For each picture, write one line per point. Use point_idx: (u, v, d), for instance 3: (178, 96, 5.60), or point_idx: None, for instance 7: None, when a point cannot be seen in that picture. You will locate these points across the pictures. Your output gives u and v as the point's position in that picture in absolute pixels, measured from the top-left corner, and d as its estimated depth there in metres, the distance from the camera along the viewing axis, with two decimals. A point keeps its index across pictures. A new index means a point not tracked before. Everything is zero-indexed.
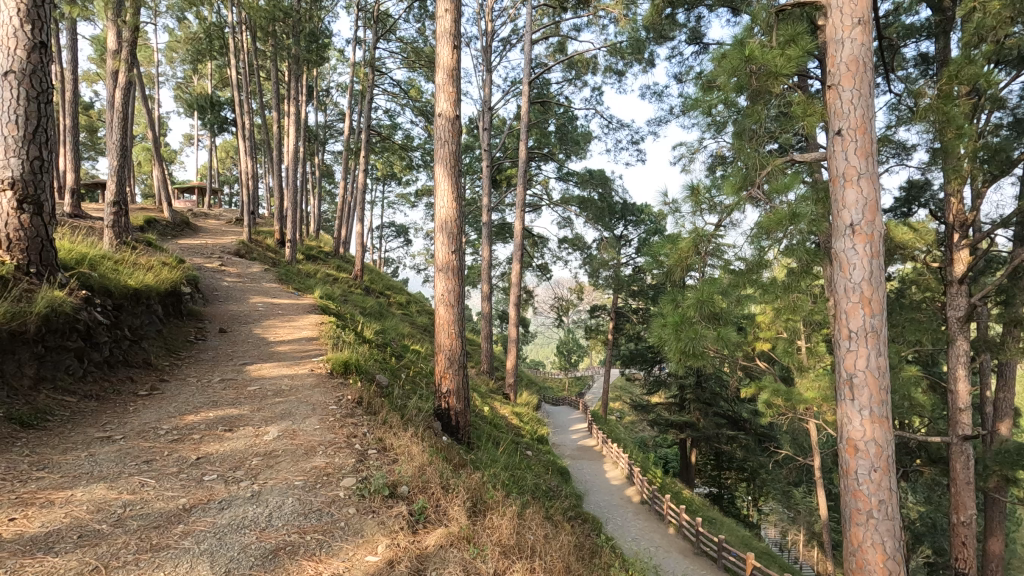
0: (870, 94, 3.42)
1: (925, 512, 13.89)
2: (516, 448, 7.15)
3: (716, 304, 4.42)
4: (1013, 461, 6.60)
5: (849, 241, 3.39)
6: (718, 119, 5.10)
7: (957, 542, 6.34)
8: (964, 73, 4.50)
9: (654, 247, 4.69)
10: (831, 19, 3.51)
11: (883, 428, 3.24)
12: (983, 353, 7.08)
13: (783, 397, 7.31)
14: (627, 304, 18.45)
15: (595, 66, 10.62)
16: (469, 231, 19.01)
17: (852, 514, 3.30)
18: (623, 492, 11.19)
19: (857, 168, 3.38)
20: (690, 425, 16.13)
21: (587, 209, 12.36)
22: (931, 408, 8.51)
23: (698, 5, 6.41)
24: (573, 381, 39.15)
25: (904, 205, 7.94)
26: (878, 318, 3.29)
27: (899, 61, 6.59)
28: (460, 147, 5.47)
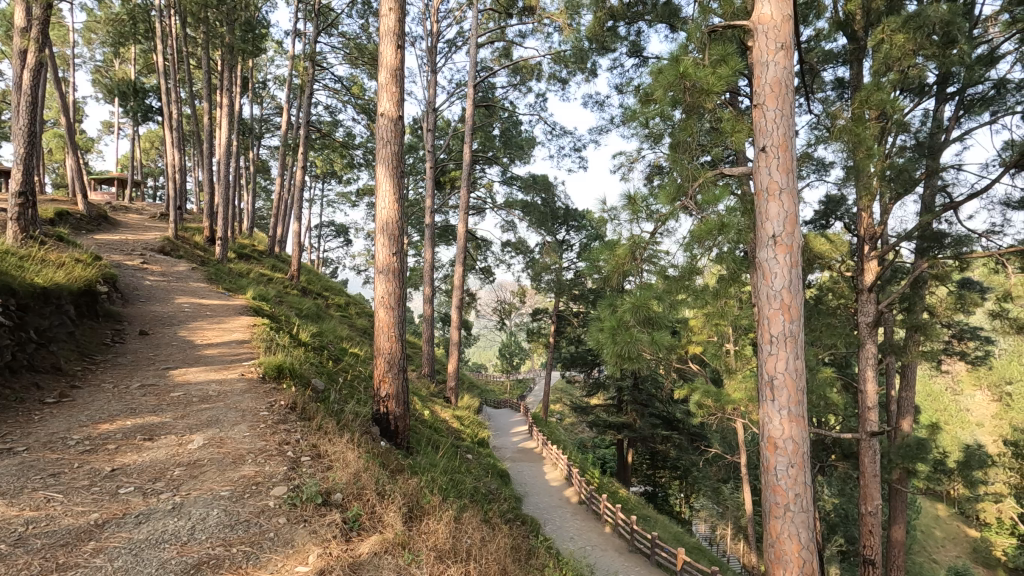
0: (791, 115, 3.68)
1: (839, 504, 14.94)
2: (456, 452, 7.10)
3: (650, 309, 4.58)
4: (913, 454, 7.24)
5: (771, 251, 3.61)
6: (655, 130, 5.32)
7: (865, 531, 6.86)
8: (874, 98, 4.93)
9: (594, 253, 4.81)
10: (757, 43, 3.75)
11: (799, 427, 3.47)
12: (889, 356, 7.70)
13: (712, 398, 7.65)
14: (568, 308, 18.78)
15: (539, 73, 10.75)
16: (412, 232, 18.75)
17: (771, 508, 3.50)
18: (562, 493, 11.35)
19: (778, 183, 3.62)
20: (627, 425, 16.61)
21: (530, 214, 12.48)
22: (844, 407, 9.18)
23: (638, 19, 6.64)
24: (514, 384, 39.24)
25: (822, 218, 8.52)
26: (796, 324, 3.53)
27: (818, 84, 7.11)
28: (403, 148, 5.42)
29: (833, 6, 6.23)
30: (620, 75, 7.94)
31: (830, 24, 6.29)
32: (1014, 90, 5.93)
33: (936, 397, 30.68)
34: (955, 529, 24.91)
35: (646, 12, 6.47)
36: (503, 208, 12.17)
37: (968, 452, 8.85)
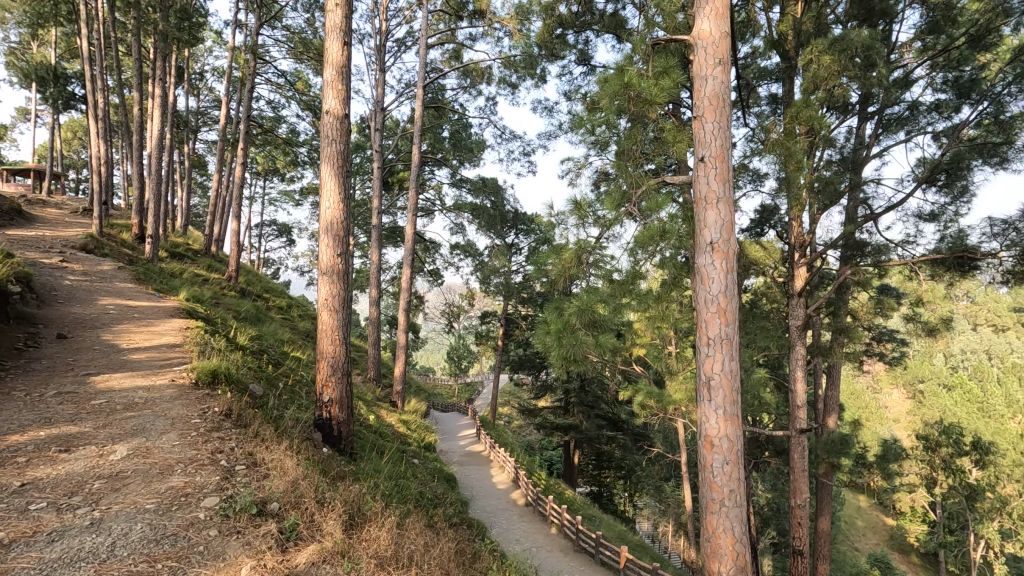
0: (728, 127, 3.86)
1: (771, 498, 15.68)
2: (402, 457, 6.99)
3: (595, 312, 4.66)
4: (837, 449, 7.71)
5: (709, 257, 3.76)
6: (602, 138, 5.44)
7: (794, 523, 7.24)
8: (803, 114, 5.27)
9: (541, 257, 4.87)
10: (697, 58, 3.92)
11: (734, 425, 3.62)
12: (817, 357, 8.18)
13: (654, 399, 7.88)
14: (516, 310, 18.86)
15: (489, 77, 10.77)
16: (358, 233, 18.33)
17: (708, 503, 3.63)
18: (509, 496, 11.38)
19: (716, 193, 3.78)
20: (574, 427, 16.84)
21: (478, 216, 12.46)
22: (777, 405, 9.67)
23: (586, 29, 6.79)
24: (463, 387, 39.01)
25: (757, 227, 8.95)
26: (732, 327, 3.69)
27: (754, 99, 7.49)
28: (349, 147, 5.31)
29: (767, 26, 6.58)
30: (569, 82, 8.08)
31: (765, 42, 6.63)
32: (926, 111, 6.45)
33: (858, 395, 32.78)
34: (875, 519, 26.68)
35: (593, 22, 6.62)
36: (451, 210, 12.09)
37: (886, 447, 9.50)
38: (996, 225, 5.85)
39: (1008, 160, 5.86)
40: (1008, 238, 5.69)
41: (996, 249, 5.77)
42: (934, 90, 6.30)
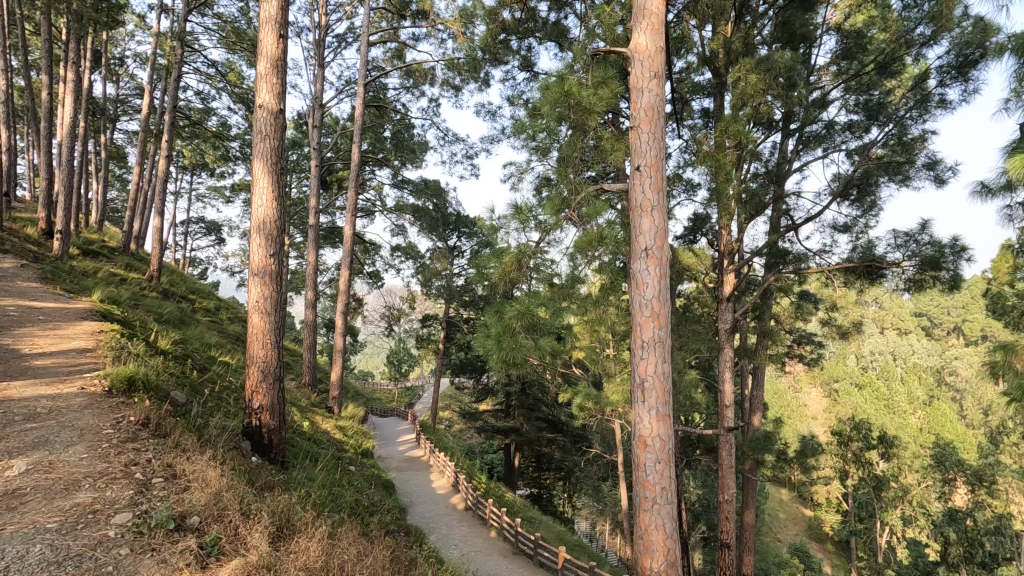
0: (662, 139, 4.02)
1: (702, 495, 16.35)
2: (337, 464, 6.78)
3: (535, 316, 4.71)
4: (761, 446, 8.15)
5: (643, 263, 3.89)
6: (543, 144, 5.52)
7: (722, 518, 7.59)
8: (732, 129, 5.57)
9: (483, 260, 4.86)
10: (634, 71, 4.06)
11: (666, 425, 3.76)
12: (743, 359, 8.62)
13: (592, 400, 8.03)
14: (458, 314, 18.75)
15: (432, 78, 10.68)
16: (294, 232, 17.65)
17: (641, 501, 3.75)
18: (449, 501, 11.27)
19: (651, 201, 3.92)
20: (515, 430, 16.90)
21: (420, 219, 12.31)
22: (707, 405, 10.11)
23: (529, 35, 6.87)
24: (402, 391, 38.31)
25: (690, 235, 9.33)
26: (664, 330, 3.83)
27: (688, 112, 7.83)
28: (284, 144, 5.12)
29: (700, 43, 6.91)
30: (513, 87, 8.15)
31: (698, 58, 6.95)
32: (840, 130, 6.96)
33: (781, 394, 34.80)
34: (795, 511, 28.38)
35: (536, 29, 6.73)
36: (393, 211, 11.87)
37: (805, 443, 10.15)
38: (899, 237, 6.43)
39: (910, 177, 6.44)
40: (909, 249, 6.27)
41: (899, 258, 6.34)
42: (847, 111, 6.81)
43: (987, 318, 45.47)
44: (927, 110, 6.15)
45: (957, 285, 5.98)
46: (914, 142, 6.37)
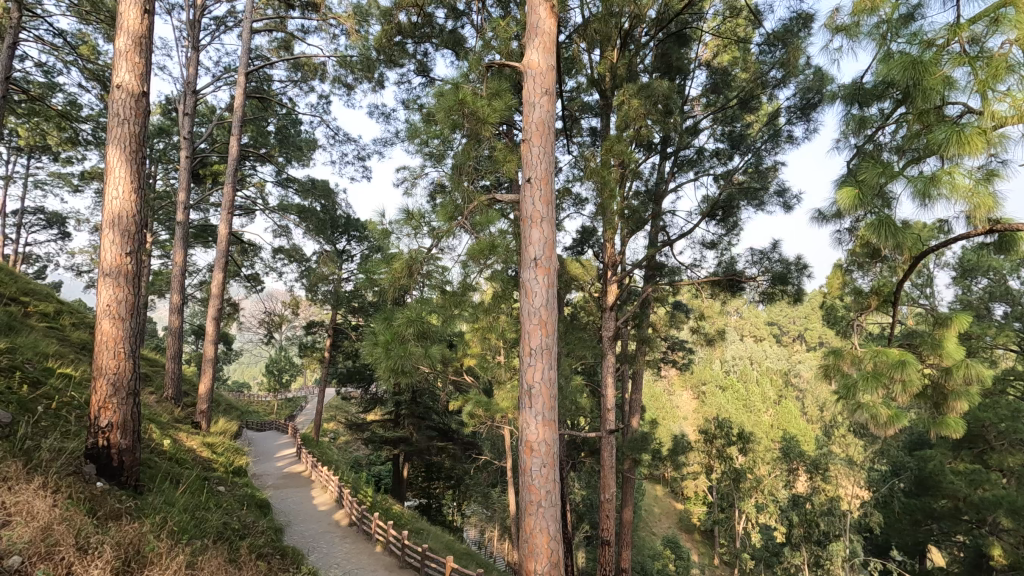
0: (552, 153, 4.17)
1: (586, 495, 17.05)
2: (203, 485, 6.17)
3: (425, 323, 4.65)
4: (638, 446, 8.70)
5: (533, 272, 4.00)
6: (437, 150, 5.49)
7: (603, 516, 7.97)
8: (616, 148, 5.95)
9: (373, 265, 4.70)
10: (526, 85, 4.18)
11: (551, 430, 3.89)
12: (624, 364, 9.16)
13: (483, 408, 8.06)
14: (346, 320, 17.96)
15: (323, 73, 10.20)
16: (158, 229, 15.88)
17: (527, 506, 3.81)
18: (331, 518, 10.71)
19: (540, 213, 4.04)
20: (404, 440, 16.49)
21: (306, 219, 11.65)
22: (591, 409, 10.60)
23: (426, 40, 6.82)
24: (283, 403, 35.88)
25: (578, 246, 9.76)
26: (551, 338, 3.96)
27: (578, 129, 8.23)
28: (147, 130, 4.60)
29: (589, 65, 7.30)
30: (408, 91, 8.05)
31: (587, 79, 7.34)
32: (709, 156, 7.69)
33: (658, 397, 37.36)
34: (668, 505, 30.55)
35: (433, 35, 6.73)
36: (275, 210, 11.11)
37: (676, 441, 11.00)
38: (756, 254, 7.22)
39: (765, 203, 7.26)
40: (764, 265, 7.08)
41: (756, 273, 7.12)
42: (715, 139, 7.54)
43: (823, 327, 52.38)
44: (778, 144, 6.99)
45: (801, 297, 6.90)
46: (768, 171, 7.21)
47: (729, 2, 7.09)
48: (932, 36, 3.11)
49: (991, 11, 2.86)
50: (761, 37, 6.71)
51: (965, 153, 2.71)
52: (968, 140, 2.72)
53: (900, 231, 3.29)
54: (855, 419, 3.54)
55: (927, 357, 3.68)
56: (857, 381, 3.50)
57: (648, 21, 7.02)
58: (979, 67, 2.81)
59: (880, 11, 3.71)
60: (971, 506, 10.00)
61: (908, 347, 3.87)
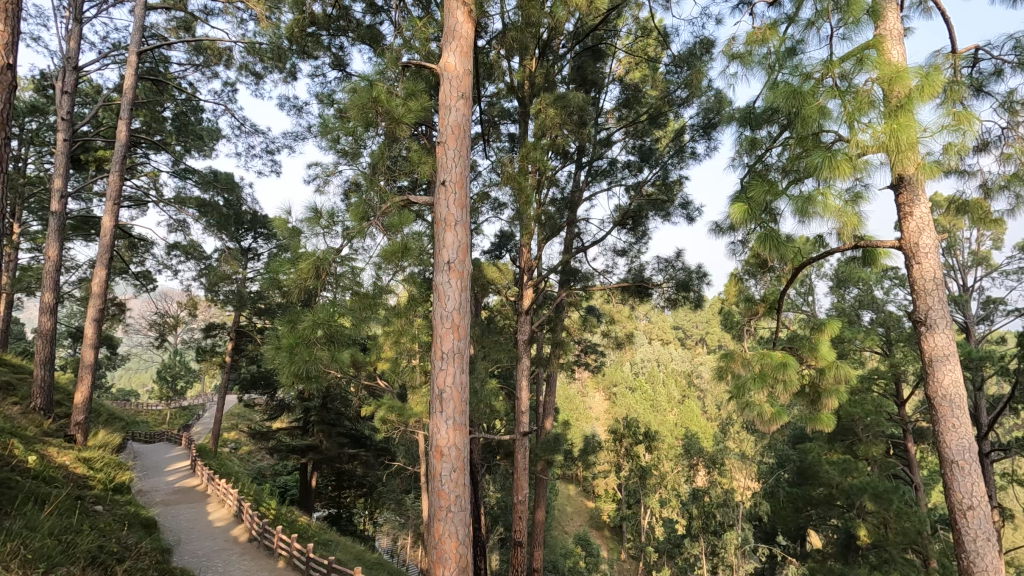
0: (467, 158, 4.18)
1: (501, 498, 17.13)
2: (76, 505, 5.52)
3: (333, 326, 4.47)
4: (550, 447, 8.89)
5: (446, 275, 3.98)
6: (351, 148, 5.33)
7: (517, 517, 8.05)
8: (532, 155, 6.08)
9: (278, 265, 4.46)
10: (442, 88, 4.17)
11: (462, 434, 3.87)
12: (539, 367, 9.33)
13: (396, 413, 7.83)
14: (251, 322, 16.87)
15: (229, 59, 9.56)
16: (27, 218, 14.11)
17: (435, 511, 3.76)
18: (229, 534, 10.01)
19: (454, 216, 4.04)
20: (312, 448, 15.73)
21: (207, 214, 10.82)
22: (506, 411, 10.70)
23: (342, 34, 6.60)
24: (177, 413, 33.01)
25: (496, 250, 9.82)
26: (463, 341, 3.96)
27: (497, 135, 8.33)
28: (13, 108, 4.09)
29: (508, 72, 7.42)
30: (322, 85, 7.75)
31: (506, 86, 7.45)
32: (621, 167, 8.04)
33: (572, 399, 38.31)
34: (580, 504, 31.44)
35: (349, 28, 6.55)
36: (170, 202, 10.21)
37: (587, 442, 11.35)
38: (662, 261, 7.65)
39: (670, 214, 7.72)
40: (669, 272, 7.51)
41: (661, 280, 7.53)
42: (626, 151, 7.90)
43: (722, 332, 56.32)
44: (683, 159, 7.47)
45: (701, 303, 7.37)
46: (674, 185, 7.67)
47: (640, 23, 7.47)
48: (811, 69, 3.45)
49: (857, 52, 3.22)
50: (669, 58, 7.11)
51: (835, 176, 3.03)
52: (838, 164, 3.04)
53: (782, 245, 3.60)
54: (745, 417, 3.82)
55: (806, 359, 4.06)
56: (747, 382, 3.81)
57: (566, 33, 7.22)
58: (849, 100, 3.16)
59: (769, 43, 4.08)
60: (842, 492, 11.08)
61: (790, 350, 4.24)
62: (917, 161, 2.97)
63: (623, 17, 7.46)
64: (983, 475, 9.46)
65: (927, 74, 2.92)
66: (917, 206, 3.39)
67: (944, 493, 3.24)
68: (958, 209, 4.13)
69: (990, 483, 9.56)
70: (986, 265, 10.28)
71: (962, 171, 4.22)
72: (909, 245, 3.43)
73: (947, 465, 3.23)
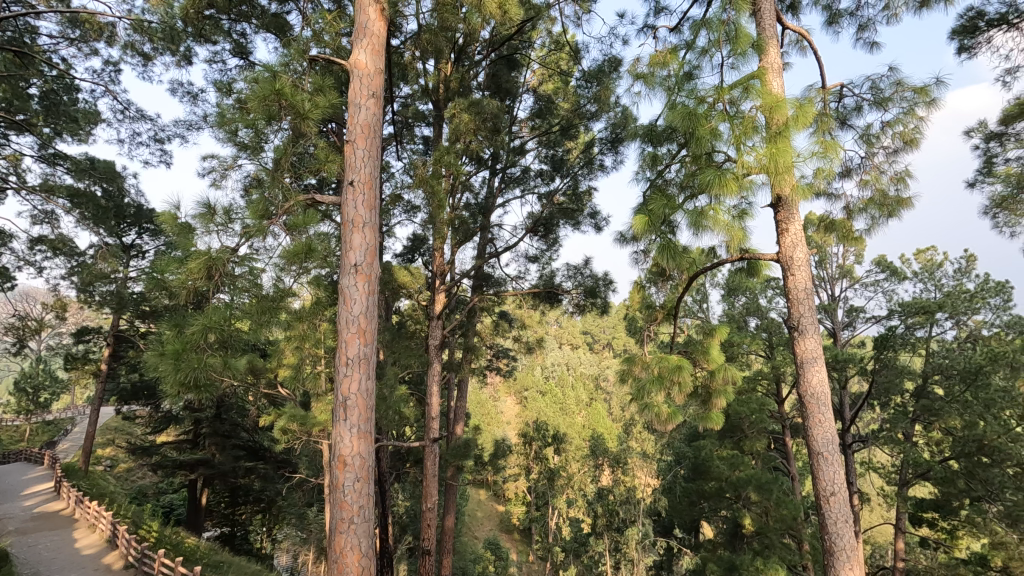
0: (376, 158, 4.09)
1: (410, 507, 16.79)
2: None
3: (226, 330, 4.18)
4: (461, 453, 8.85)
5: (352, 278, 3.85)
6: (252, 141, 5.02)
7: (426, 525, 7.92)
8: (445, 159, 6.05)
9: (164, 263, 4.09)
10: (352, 86, 4.05)
11: (366, 442, 3.75)
12: (451, 372, 9.26)
13: (298, 422, 7.41)
14: (132, 327, 15.29)
15: (111, 36, 8.65)
16: None
17: (337, 524, 3.60)
18: (100, 563, 9.01)
19: (362, 218, 3.92)
20: (203, 462, 14.53)
21: (81, 205, 9.69)
22: (415, 417, 10.51)
23: (245, 20, 6.20)
24: (40, 428, 29.24)
25: (408, 254, 9.63)
26: (370, 347, 3.85)
27: (411, 136, 8.20)
28: None
29: (423, 75, 7.35)
30: (221, 72, 7.24)
31: (420, 88, 7.37)
32: (534, 176, 8.22)
33: (484, 403, 38.48)
34: (490, 508, 31.65)
35: (253, 14, 6.17)
36: (34, 191, 9.04)
37: (497, 446, 11.42)
38: (571, 268, 7.89)
39: (580, 223, 8.00)
40: (578, 279, 7.78)
41: (571, 286, 7.78)
42: (539, 160, 8.09)
43: (627, 337, 59.09)
44: (592, 170, 7.78)
45: (608, 309, 7.69)
46: (584, 195, 7.96)
47: (553, 37, 7.70)
48: (704, 94, 3.72)
49: (744, 81, 3.53)
50: (580, 72, 7.37)
51: (724, 194, 3.28)
52: (727, 182, 3.29)
53: (678, 255, 3.86)
54: (644, 417, 4.03)
55: (699, 362, 4.36)
56: (646, 383, 4.04)
57: (482, 40, 7.27)
58: (736, 124, 3.44)
59: (670, 66, 4.37)
60: (731, 485, 12.00)
61: (684, 353, 4.53)
62: (792, 183, 3.29)
63: (537, 30, 7.65)
64: (846, 463, 10.63)
65: (801, 105, 3.25)
66: (791, 223, 3.76)
67: (812, 483, 3.61)
68: (827, 227, 4.62)
69: (852, 471, 10.76)
70: (850, 277, 11.61)
71: (830, 193, 4.73)
72: (785, 258, 3.79)
73: (814, 456, 3.59)
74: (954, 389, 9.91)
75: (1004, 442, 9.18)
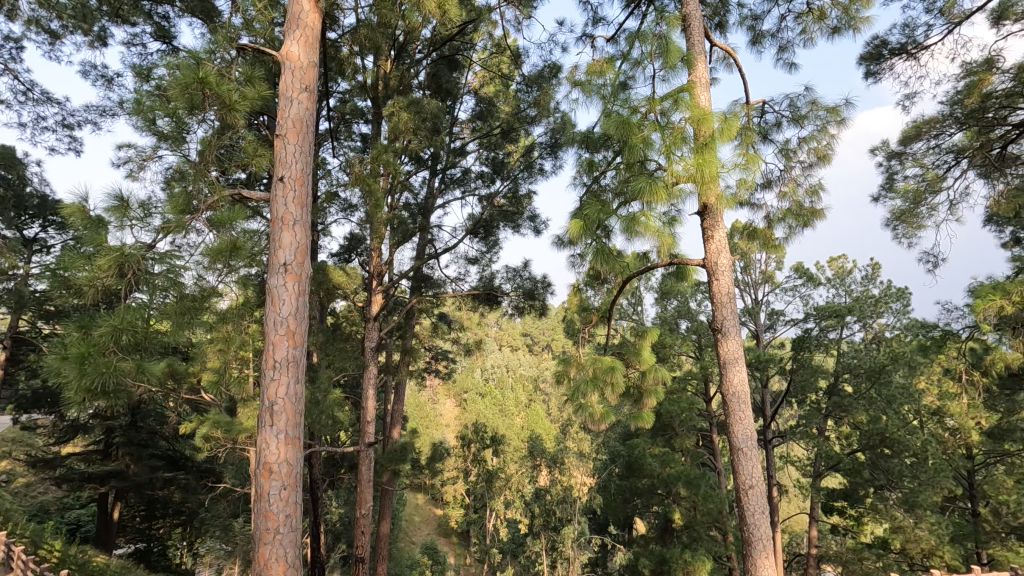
0: (308, 154, 3.95)
1: (344, 514, 16.30)
2: None
3: (139, 332, 3.88)
4: (396, 457, 8.67)
5: (280, 278, 3.70)
6: (173, 131, 4.73)
7: (359, 532, 7.71)
8: (382, 157, 5.93)
9: (69, 259, 3.75)
10: (283, 78, 3.89)
11: (294, 448, 3.61)
12: (387, 375, 9.06)
13: (222, 429, 7.01)
14: (34, 328, 13.97)
15: (12, 9, 7.88)
16: None
17: (261, 535, 3.43)
18: None
19: (292, 215, 3.77)
20: (116, 474, 13.48)
21: None
22: (350, 421, 10.21)
23: (168, 2, 5.83)
24: None
25: (344, 253, 9.37)
26: (299, 349, 3.72)
27: (348, 133, 7.98)
28: None
29: (361, 71, 7.18)
30: (141, 56, 6.76)
31: (358, 84, 7.20)
32: (474, 177, 8.22)
33: (423, 406, 38.01)
34: (428, 512, 31.30)
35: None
36: None
37: (434, 450, 11.28)
38: (510, 271, 7.93)
39: (520, 225, 8.05)
40: (516, 281, 7.83)
41: (510, 288, 7.81)
42: (479, 162, 8.10)
43: (566, 340, 60.13)
44: (532, 174, 7.85)
45: (545, 311, 7.78)
46: (523, 198, 8.02)
47: (494, 40, 7.74)
48: (637, 104, 3.86)
49: (674, 93, 3.68)
50: (521, 77, 7.43)
51: (655, 201, 3.40)
52: (657, 190, 3.41)
53: (611, 259, 3.96)
54: (579, 418, 4.10)
55: (632, 363, 4.49)
56: (581, 385, 4.12)
57: (422, 39, 7.19)
58: (666, 134, 3.58)
59: (606, 75, 4.50)
60: (662, 481, 12.44)
61: (618, 355, 4.64)
62: (717, 192, 3.47)
63: (479, 32, 7.67)
64: (767, 458, 11.29)
65: (726, 118, 3.43)
66: (716, 230, 3.96)
67: (734, 477, 3.80)
68: (750, 235, 4.89)
69: (772, 465, 11.43)
70: (771, 282, 12.35)
71: (753, 203, 5.00)
72: (711, 264, 3.98)
73: (735, 452, 3.77)
74: (861, 387, 10.75)
75: (903, 435, 10.09)
